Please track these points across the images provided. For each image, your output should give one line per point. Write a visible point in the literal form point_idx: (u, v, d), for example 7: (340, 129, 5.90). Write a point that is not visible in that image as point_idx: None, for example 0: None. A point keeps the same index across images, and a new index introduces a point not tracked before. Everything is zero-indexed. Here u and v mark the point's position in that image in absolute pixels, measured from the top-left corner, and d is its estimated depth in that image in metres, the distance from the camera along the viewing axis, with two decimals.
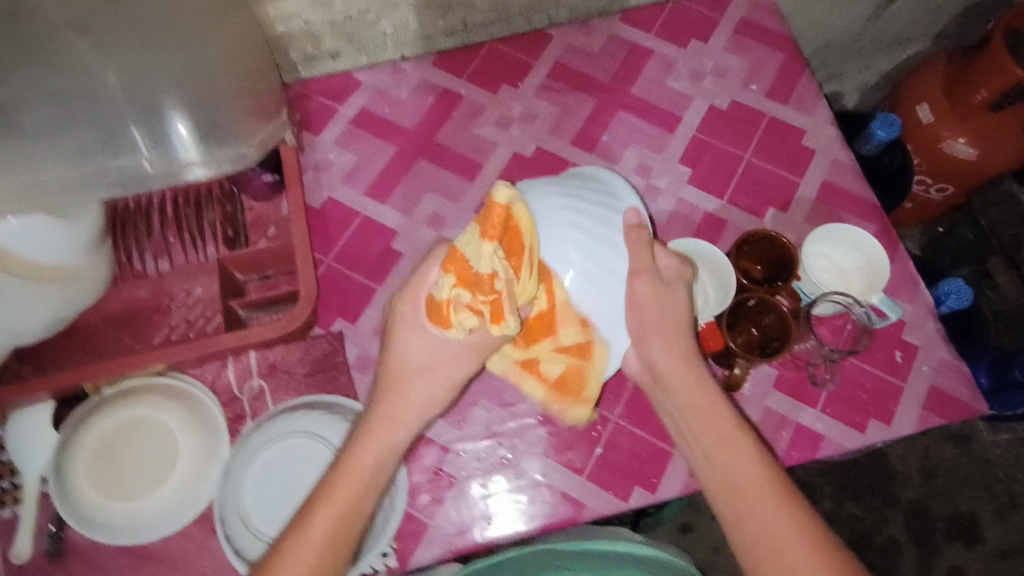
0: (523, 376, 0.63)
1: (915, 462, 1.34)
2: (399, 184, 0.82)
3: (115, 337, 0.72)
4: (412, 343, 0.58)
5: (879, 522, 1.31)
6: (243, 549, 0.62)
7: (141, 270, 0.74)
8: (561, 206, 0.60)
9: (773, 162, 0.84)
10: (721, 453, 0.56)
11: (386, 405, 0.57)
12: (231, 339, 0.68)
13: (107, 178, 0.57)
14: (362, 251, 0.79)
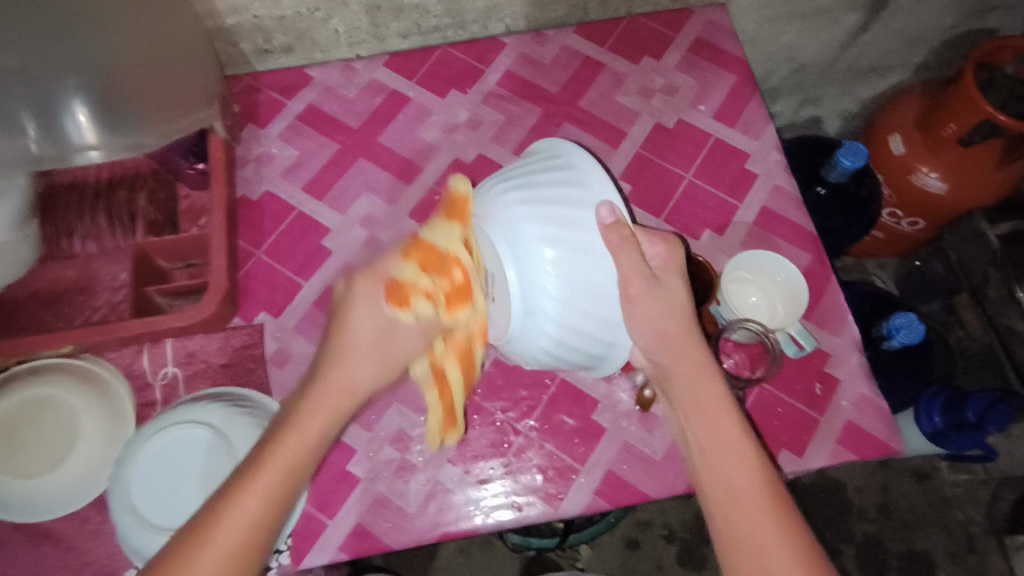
0: (427, 386, 0.63)
1: (872, 496, 1.33)
2: (339, 182, 0.83)
3: (38, 314, 0.73)
4: (361, 328, 0.58)
5: (830, 551, 1.29)
6: (130, 535, 0.61)
7: (69, 250, 0.76)
8: (527, 213, 0.57)
9: (714, 184, 0.83)
10: (720, 455, 0.55)
11: (343, 370, 0.57)
12: (141, 324, 0.68)
13: (5, 156, 0.58)
14: (294, 246, 0.79)
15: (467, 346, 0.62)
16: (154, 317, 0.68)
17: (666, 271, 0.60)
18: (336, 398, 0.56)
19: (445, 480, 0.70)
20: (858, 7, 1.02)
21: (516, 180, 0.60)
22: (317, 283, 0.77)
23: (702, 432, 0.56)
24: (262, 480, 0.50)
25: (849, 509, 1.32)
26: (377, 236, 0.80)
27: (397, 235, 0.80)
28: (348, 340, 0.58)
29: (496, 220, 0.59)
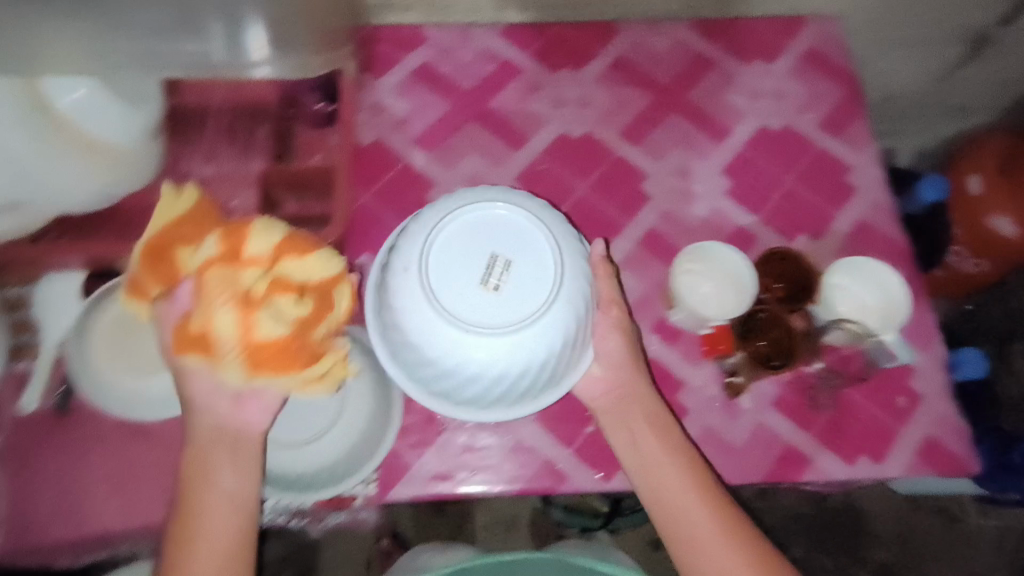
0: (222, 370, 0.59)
1: (898, 527, 1.34)
2: (448, 139, 0.84)
3: (153, 228, 0.75)
4: (196, 374, 0.61)
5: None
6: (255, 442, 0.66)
7: (186, 170, 0.77)
8: (519, 226, 0.59)
9: (817, 191, 0.83)
10: (680, 509, 0.59)
11: (200, 413, 0.61)
12: None
13: (180, 60, 0.63)
14: (401, 194, 0.80)
15: (196, 341, 0.59)
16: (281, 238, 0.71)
17: (612, 303, 0.64)
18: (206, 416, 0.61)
19: (528, 441, 0.71)
20: (963, 41, 1.03)
21: (487, 193, 0.61)
22: None
23: (664, 489, 0.60)
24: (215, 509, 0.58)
25: (875, 537, 1.33)
26: None
27: None
28: (185, 381, 0.61)
29: (484, 220, 0.59)
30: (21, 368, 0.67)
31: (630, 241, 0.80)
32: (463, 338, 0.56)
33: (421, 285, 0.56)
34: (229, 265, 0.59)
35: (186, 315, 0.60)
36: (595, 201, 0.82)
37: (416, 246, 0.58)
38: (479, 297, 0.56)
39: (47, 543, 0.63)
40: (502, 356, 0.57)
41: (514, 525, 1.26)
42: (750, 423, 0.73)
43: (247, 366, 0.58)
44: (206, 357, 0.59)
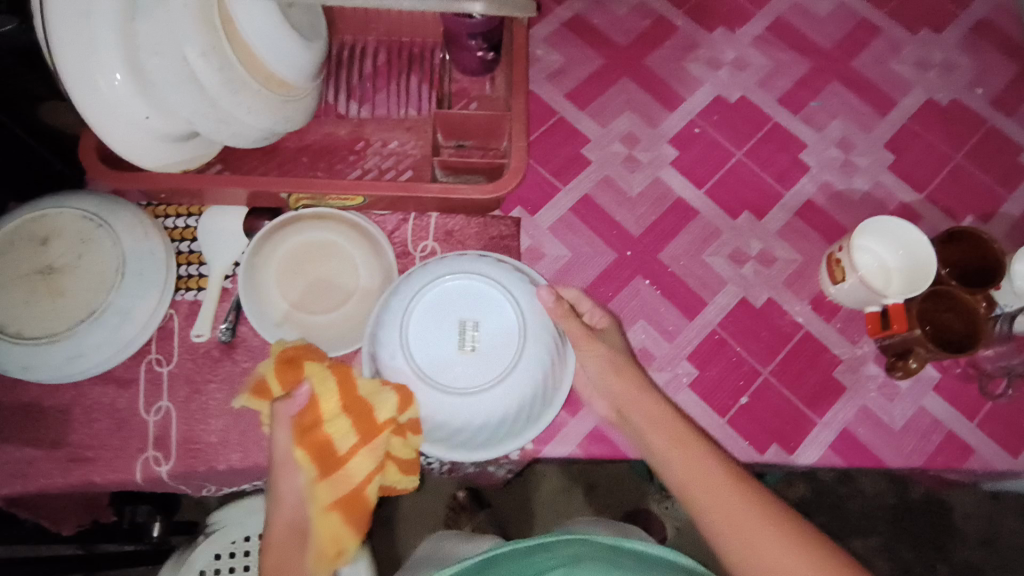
0: (335, 488, 0.56)
1: (979, 526, 1.30)
2: (600, 95, 0.81)
3: (311, 167, 0.74)
4: (283, 477, 0.56)
5: (924, 569, 1.30)
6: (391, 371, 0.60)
7: (343, 112, 0.77)
8: (476, 290, 0.61)
9: (984, 171, 0.80)
10: (705, 501, 0.51)
11: (288, 507, 0.55)
12: (438, 190, 0.68)
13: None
14: (554, 149, 0.79)
15: (322, 457, 0.56)
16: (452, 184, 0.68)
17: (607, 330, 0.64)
18: (294, 513, 0.55)
19: (683, 407, 0.71)
20: None
21: (445, 262, 0.63)
22: (573, 190, 0.77)
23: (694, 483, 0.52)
24: (291, 550, 0.54)
25: (954, 532, 1.31)
26: (636, 156, 0.79)
27: (654, 160, 0.79)
28: (278, 476, 0.56)
29: (445, 294, 0.61)
30: (189, 297, 0.69)
31: (787, 211, 0.78)
32: (458, 402, 0.58)
33: (410, 368, 0.59)
34: (377, 437, 0.57)
35: (314, 425, 0.56)
36: (751, 168, 0.79)
37: (393, 332, 0.60)
38: (462, 362, 0.59)
39: (219, 467, 0.64)
40: (494, 406, 0.59)
41: (590, 495, 1.25)
42: (911, 406, 0.71)
43: (347, 517, 0.57)
44: (335, 482, 0.56)
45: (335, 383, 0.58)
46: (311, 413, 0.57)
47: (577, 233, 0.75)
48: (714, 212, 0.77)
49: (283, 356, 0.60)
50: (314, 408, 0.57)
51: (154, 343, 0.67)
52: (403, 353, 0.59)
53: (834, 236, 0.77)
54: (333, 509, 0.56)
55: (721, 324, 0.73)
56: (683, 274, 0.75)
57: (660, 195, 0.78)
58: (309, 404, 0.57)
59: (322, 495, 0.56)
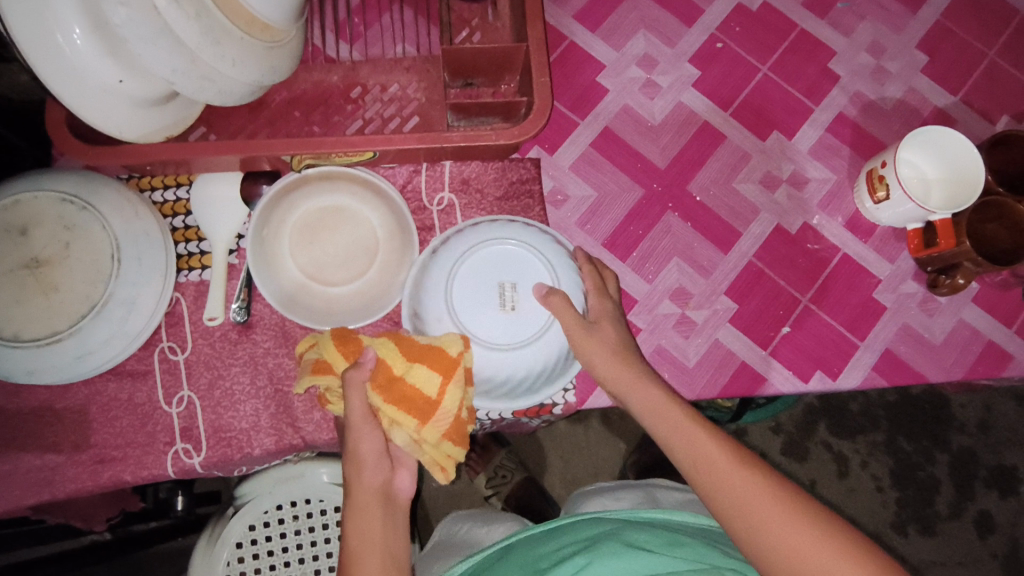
0: (427, 430, 0.56)
1: (974, 412, 1.34)
2: (612, 14, 0.74)
3: (306, 120, 0.67)
4: (362, 440, 0.54)
5: (925, 459, 1.33)
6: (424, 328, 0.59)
7: (333, 56, 0.69)
8: (516, 252, 0.58)
9: (1018, 66, 0.75)
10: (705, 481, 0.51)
11: (369, 471, 0.54)
12: (463, 137, 0.63)
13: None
14: (567, 78, 0.72)
15: (412, 406, 0.55)
16: (475, 130, 0.63)
17: (604, 317, 0.59)
18: (374, 477, 0.54)
19: (723, 342, 0.68)
20: None
21: (481, 230, 0.60)
22: (592, 122, 0.71)
23: (691, 458, 0.52)
24: (371, 514, 0.53)
25: (950, 421, 1.34)
26: (656, 80, 0.73)
27: (675, 82, 0.73)
28: (356, 438, 0.54)
29: (488, 257, 0.58)
30: (194, 277, 0.63)
31: (818, 127, 0.73)
32: (502, 359, 0.56)
33: (455, 326, 0.56)
34: (460, 372, 0.55)
35: (392, 381, 0.55)
36: (779, 83, 0.74)
37: (437, 297, 0.57)
38: (503, 321, 0.56)
39: (254, 453, 0.61)
40: (531, 355, 0.57)
41: (605, 423, 1.23)
42: (950, 319, 0.70)
43: (445, 451, 0.57)
44: (432, 422, 0.56)
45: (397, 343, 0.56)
46: (382, 371, 0.56)
47: (600, 169, 0.70)
48: (743, 135, 0.73)
49: (334, 332, 0.57)
50: (388, 363, 0.56)
51: (164, 330, 0.62)
52: (448, 315, 0.57)
53: (867, 151, 0.73)
54: (441, 439, 0.57)
55: (758, 254, 0.70)
56: (714, 204, 0.71)
57: (685, 120, 0.72)
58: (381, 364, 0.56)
59: (426, 436, 0.56)
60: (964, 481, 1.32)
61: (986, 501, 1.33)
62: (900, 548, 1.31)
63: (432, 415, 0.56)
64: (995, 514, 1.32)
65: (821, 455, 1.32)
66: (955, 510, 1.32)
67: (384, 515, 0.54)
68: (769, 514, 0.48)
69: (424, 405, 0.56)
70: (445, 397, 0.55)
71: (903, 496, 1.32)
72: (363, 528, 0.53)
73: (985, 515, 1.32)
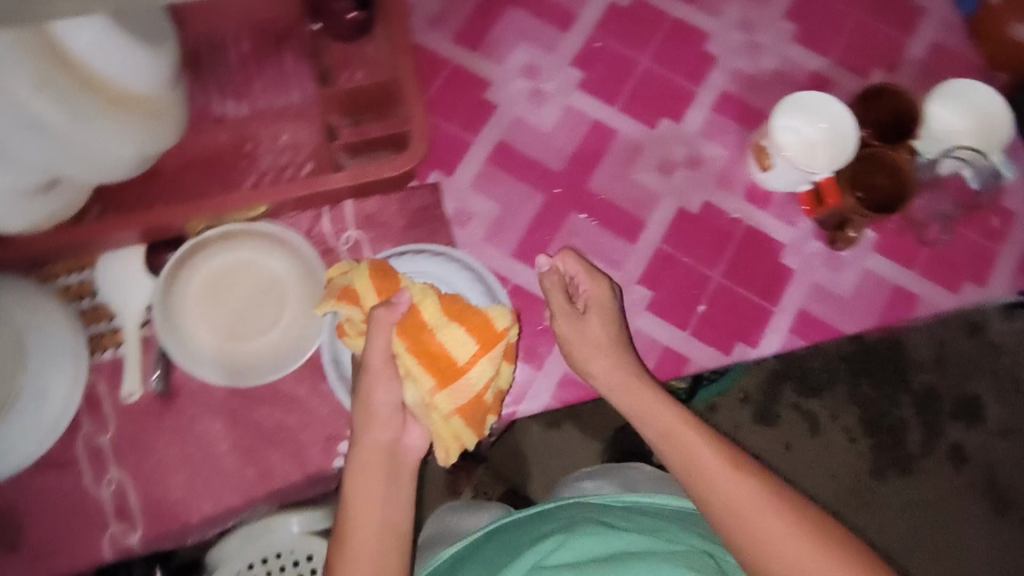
0: (443, 394, 0.54)
1: (930, 347, 1.27)
2: (489, 30, 0.76)
3: (201, 183, 0.67)
4: (377, 387, 0.54)
5: (894, 405, 1.23)
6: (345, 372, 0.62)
7: (220, 114, 0.69)
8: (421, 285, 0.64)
9: (882, 20, 0.79)
10: (708, 481, 0.55)
11: (378, 428, 0.55)
12: (345, 178, 0.64)
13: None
14: (455, 99, 0.74)
15: (438, 360, 0.54)
16: (359, 167, 0.64)
17: (598, 303, 0.65)
18: (383, 434, 0.55)
19: (644, 330, 0.70)
20: None
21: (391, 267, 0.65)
22: (486, 138, 0.73)
23: (693, 471, 0.56)
24: (377, 480, 0.54)
25: (907, 359, 1.27)
26: (541, 87, 0.75)
27: (560, 87, 0.75)
28: (370, 385, 0.55)
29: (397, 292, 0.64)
30: (108, 356, 0.63)
31: (704, 108, 0.76)
32: None
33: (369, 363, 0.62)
34: (498, 345, 0.54)
35: (424, 332, 0.54)
36: (660, 72, 0.77)
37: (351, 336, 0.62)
38: None
39: (193, 522, 0.61)
40: None
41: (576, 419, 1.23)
42: (856, 271, 0.72)
43: (451, 431, 0.55)
44: (450, 391, 0.54)
45: (433, 296, 0.56)
46: (415, 317, 0.55)
47: (499, 183, 0.72)
48: (633, 128, 0.75)
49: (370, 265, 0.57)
50: (425, 313, 0.55)
51: (86, 415, 0.61)
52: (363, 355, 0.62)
53: (753, 123, 0.76)
54: (454, 415, 0.55)
55: (664, 240, 0.72)
56: (616, 198, 0.73)
57: (574, 122, 0.74)
58: (415, 310, 0.55)
59: (437, 403, 0.54)
60: (934, 420, 1.24)
61: (957, 433, 1.25)
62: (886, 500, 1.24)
63: (454, 380, 0.54)
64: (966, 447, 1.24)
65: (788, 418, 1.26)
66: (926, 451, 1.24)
67: (386, 480, 0.54)
68: (768, 524, 0.52)
69: (449, 366, 0.54)
70: (475, 364, 0.54)
71: (874, 445, 1.26)
72: (369, 505, 0.53)
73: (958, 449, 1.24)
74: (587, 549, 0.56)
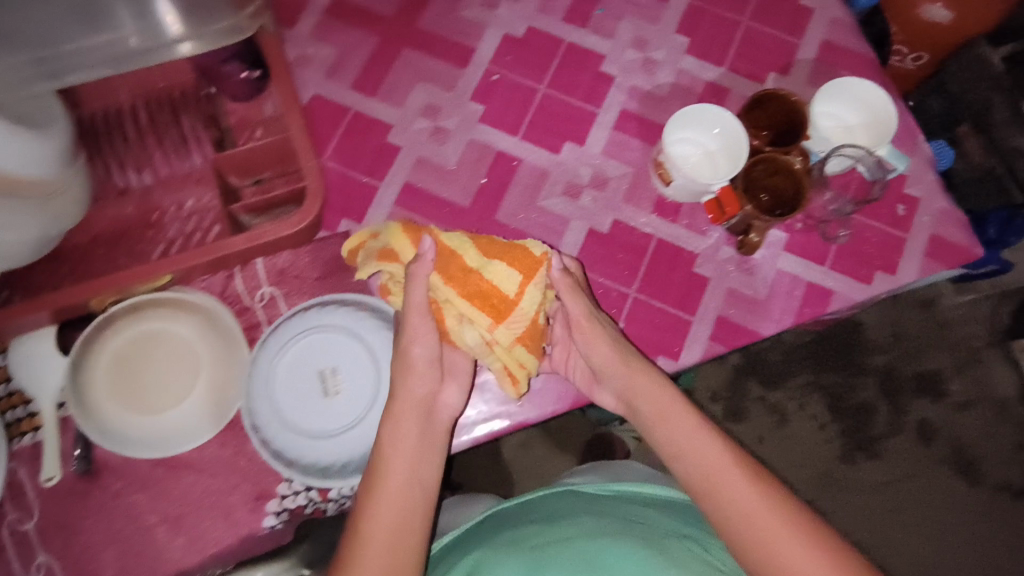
0: (501, 326, 0.57)
1: (886, 331, 1.32)
2: (387, 75, 0.77)
3: (110, 257, 0.68)
4: (416, 340, 0.57)
5: (852, 387, 1.30)
6: (271, 440, 0.60)
7: (124, 185, 0.70)
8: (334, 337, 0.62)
9: (771, 25, 0.81)
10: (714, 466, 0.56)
11: (415, 381, 0.57)
12: (243, 241, 0.64)
13: (98, 58, 0.52)
14: (359, 147, 0.75)
15: (491, 297, 0.56)
16: (257, 228, 0.65)
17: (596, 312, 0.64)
18: (419, 387, 0.57)
19: None
20: None
21: (312, 317, 0.62)
22: (392, 182, 0.74)
23: (692, 458, 0.57)
24: (407, 435, 0.56)
25: (866, 345, 1.31)
26: (443, 125, 0.76)
27: (462, 123, 0.76)
28: (408, 343, 0.57)
29: (313, 345, 0.61)
30: (27, 441, 0.63)
31: (605, 128, 0.77)
32: (334, 444, 0.60)
33: (286, 427, 0.60)
34: (540, 270, 0.57)
35: (469, 274, 0.57)
36: (559, 98, 0.78)
37: (263, 402, 0.60)
38: (327, 408, 0.61)
39: None
40: (362, 434, 0.60)
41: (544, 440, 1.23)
42: (769, 273, 0.73)
43: (511, 357, 0.58)
44: (509, 322, 0.57)
45: (466, 238, 0.58)
46: (455, 262, 0.57)
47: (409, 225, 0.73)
48: (538, 155, 0.76)
49: (398, 228, 0.59)
50: (467, 258, 0.57)
51: (8, 503, 0.61)
52: (277, 419, 0.60)
53: (656, 137, 0.77)
54: (518, 343, 0.58)
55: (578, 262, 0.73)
56: (527, 226, 0.74)
57: (479, 155, 0.76)
58: (454, 255, 0.57)
59: (500, 335, 0.57)
60: (899, 400, 1.30)
61: (923, 409, 1.30)
62: (847, 479, 1.27)
63: (511, 312, 0.56)
64: (935, 422, 1.30)
65: (758, 414, 1.28)
66: (896, 428, 1.29)
67: (420, 434, 0.56)
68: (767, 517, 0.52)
69: (503, 298, 0.56)
70: (526, 290, 0.56)
71: (845, 432, 1.28)
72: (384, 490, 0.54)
73: (926, 424, 1.29)
74: (587, 527, 0.58)
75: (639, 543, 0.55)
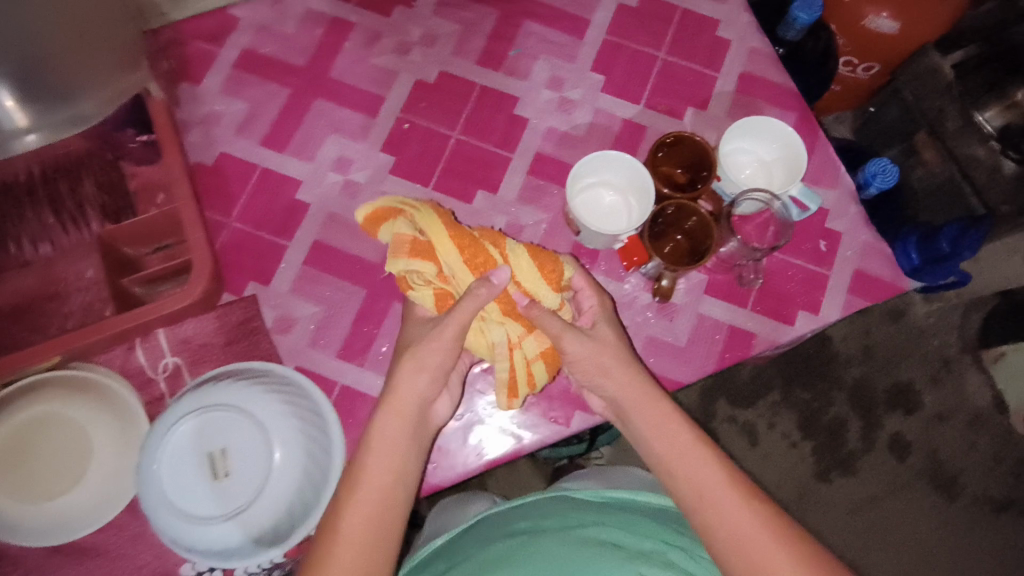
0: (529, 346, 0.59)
1: (854, 344, 1.26)
2: (297, 129, 0.76)
3: (5, 332, 0.67)
4: (427, 366, 0.54)
5: (825, 403, 1.24)
6: (164, 526, 0.58)
7: (21, 257, 0.69)
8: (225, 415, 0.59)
9: (690, 58, 0.79)
10: (711, 483, 0.51)
11: (406, 390, 0.54)
12: (129, 318, 0.63)
13: None
14: (268, 206, 0.73)
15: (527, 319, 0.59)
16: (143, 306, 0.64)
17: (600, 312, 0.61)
18: (412, 393, 0.54)
19: (481, 413, 0.69)
20: None
21: (206, 395, 0.60)
22: (301, 241, 0.72)
23: (690, 476, 0.52)
24: (399, 445, 0.52)
25: (836, 361, 1.25)
26: (354, 178, 0.75)
27: (373, 175, 0.75)
28: (416, 353, 0.55)
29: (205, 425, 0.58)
30: None
31: (520, 173, 0.75)
32: (222, 529, 0.57)
33: (175, 513, 0.57)
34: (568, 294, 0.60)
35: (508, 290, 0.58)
36: (471, 144, 0.76)
37: (152, 488, 0.58)
38: (216, 491, 0.58)
39: None
40: (253, 516, 0.57)
41: None
42: (690, 317, 0.71)
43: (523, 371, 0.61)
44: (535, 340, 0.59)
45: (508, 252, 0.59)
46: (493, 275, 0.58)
47: (319, 284, 0.71)
48: (451, 204, 0.74)
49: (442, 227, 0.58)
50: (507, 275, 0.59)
51: None
52: (167, 505, 0.57)
53: None
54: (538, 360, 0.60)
55: None
56: None
57: None
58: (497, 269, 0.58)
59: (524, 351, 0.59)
60: (873, 413, 1.25)
61: (894, 424, 1.25)
62: (824, 496, 1.23)
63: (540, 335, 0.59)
64: (907, 437, 1.25)
65: (728, 435, 1.23)
66: (868, 442, 1.24)
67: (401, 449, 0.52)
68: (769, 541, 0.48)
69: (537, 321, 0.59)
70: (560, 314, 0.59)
71: (817, 450, 1.24)
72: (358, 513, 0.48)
73: (898, 439, 1.25)
74: (571, 540, 0.51)
75: (628, 556, 0.49)
